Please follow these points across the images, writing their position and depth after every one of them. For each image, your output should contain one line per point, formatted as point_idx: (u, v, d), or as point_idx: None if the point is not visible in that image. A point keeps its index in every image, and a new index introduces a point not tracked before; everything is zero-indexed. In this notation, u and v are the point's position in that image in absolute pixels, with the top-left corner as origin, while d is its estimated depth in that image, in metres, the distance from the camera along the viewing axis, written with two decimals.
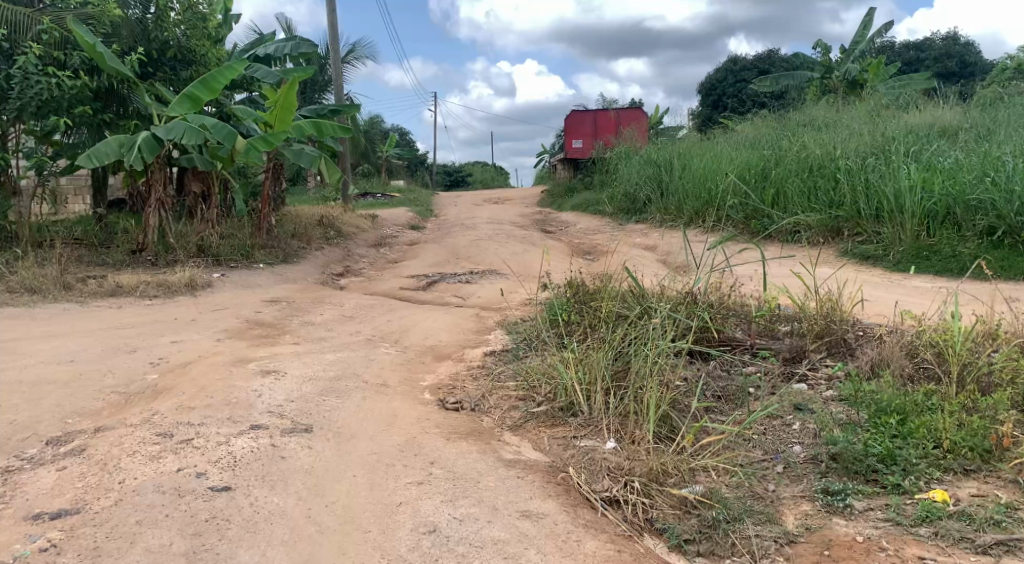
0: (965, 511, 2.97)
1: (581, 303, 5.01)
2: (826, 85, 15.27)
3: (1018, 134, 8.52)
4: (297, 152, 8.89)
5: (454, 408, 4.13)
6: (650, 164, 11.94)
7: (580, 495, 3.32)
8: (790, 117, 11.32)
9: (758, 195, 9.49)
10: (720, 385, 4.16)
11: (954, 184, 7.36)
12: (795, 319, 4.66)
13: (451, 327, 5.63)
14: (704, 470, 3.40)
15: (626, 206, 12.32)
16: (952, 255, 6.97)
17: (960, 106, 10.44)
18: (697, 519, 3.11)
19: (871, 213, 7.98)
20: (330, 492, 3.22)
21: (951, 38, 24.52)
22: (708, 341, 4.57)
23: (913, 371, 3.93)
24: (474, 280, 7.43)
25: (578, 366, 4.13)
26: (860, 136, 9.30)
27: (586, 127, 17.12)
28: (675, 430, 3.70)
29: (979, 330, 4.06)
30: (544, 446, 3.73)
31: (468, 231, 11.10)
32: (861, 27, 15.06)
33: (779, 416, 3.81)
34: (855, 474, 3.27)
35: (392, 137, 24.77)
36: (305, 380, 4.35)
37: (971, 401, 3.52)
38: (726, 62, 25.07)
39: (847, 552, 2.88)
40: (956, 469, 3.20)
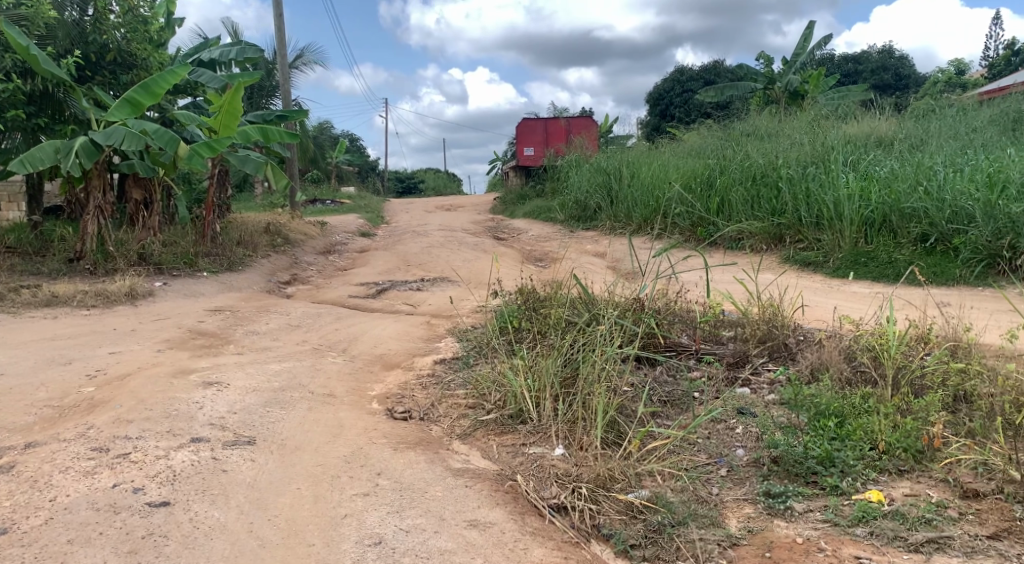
0: (898, 511, 3.05)
1: (530, 309, 5.03)
2: (769, 96, 15.67)
3: (949, 146, 8.86)
4: (243, 158, 8.75)
5: (402, 418, 4.10)
6: (600, 171, 12.07)
7: (527, 502, 3.34)
8: (734, 127, 11.57)
9: (704, 203, 9.68)
10: (666, 390, 4.22)
11: (890, 193, 7.63)
12: (738, 324, 4.76)
13: (400, 335, 5.60)
14: (650, 475, 3.44)
15: (576, 213, 12.42)
16: (889, 261, 7.20)
17: (895, 117, 10.81)
18: (643, 524, 3.14)
19: (812, 221, 8.20)
20: (273, 505, 3.17)
21: (887, 52, 25.39)
22: (655, 346, 4.64)
23: (851, 374, 4.04)
24: (425, 288, 7.40)
25: (527, 374, 4.14)
26: (801, 145, 9.56)
27: (537, 135, 17.22)
28: (621, 436, 3.73)
29: (913, 334, 4.20)
30: (492, 454, 3.74)
31: (418, 238, 11.05)
32: (802, 39, 15.50)
33: (722, 420, 3.88)
34: (796, 476, 3.35)
35: (341, 144, 24.53)
36: (249, 391, 4.27)
37: (905, 403, 3.64)
38: (673, 72, 25.49)
39: (788, 553, 2.95)
40: (891, 469, 3.30)
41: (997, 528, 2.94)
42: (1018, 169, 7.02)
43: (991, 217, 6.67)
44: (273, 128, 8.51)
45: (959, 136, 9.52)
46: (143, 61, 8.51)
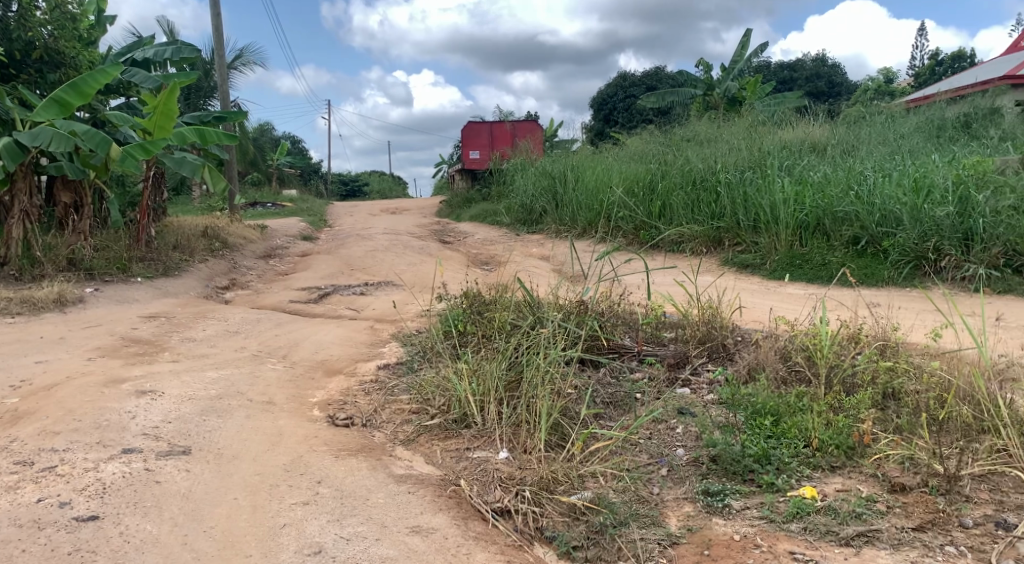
0: (831, 506, 3.14)
1: (475, 313, 5.03)
2: (709, 102, 16.00)
3: (878, 152, 9.21)
4: (179, 160, 8.52)
5: (344, 425, 4.05)
6: (545, 175, 12.14)
7: (471, 507, 3.33)
8: (675, 132, 11.77)
9: (645, 207, 9.83)
10: (608, 391, 4.26)
11: (824, 197, 7.88)
12: (678, 326, 4.85)
13: (343, 341, 5.53)
14: (593, 476, 3.47)
15: (522, 217, 12.47)
16: (822, 264, 7.41)
17: (828, 124, 11.17)
18: (586, 526, 3.17)
19: (749, 224, 8.40)
20: (207, 517, 3.10)
21: (821, 60, 26.20)
22: (598, 348, 4.69)
23: (786, 373, 4.15)
24: (369, 292, 7.32)
25: (472, 378, 4.12)
26: (739, 150, 9.79)
27: (482, 138, 17.16)
28: (565, 438, 3.76)
29: (845, 334, 4.34)
30: (436, 460, 3.72)
31: (363, 242, 10.94)
32: (739, 47, 15.89)
33: (663, 420, 3.94)
34: (734, 474, 3.42)
35: (283, 146, 24.14)
36: (185, 400, 4.16)
37: (836, 401, 3.75)
38: (616, 78, 25.84)
39: (725, 551, 3.00)
40: (824, 466, 3.40)
41: (922, 520, 3.04)
42: (942, 174, 7.32)
43: (917, 221, 6.94)
44: (210, 130, 8.32)
45: (888, 141, 9.89)
46: (72, 60, 8.24)
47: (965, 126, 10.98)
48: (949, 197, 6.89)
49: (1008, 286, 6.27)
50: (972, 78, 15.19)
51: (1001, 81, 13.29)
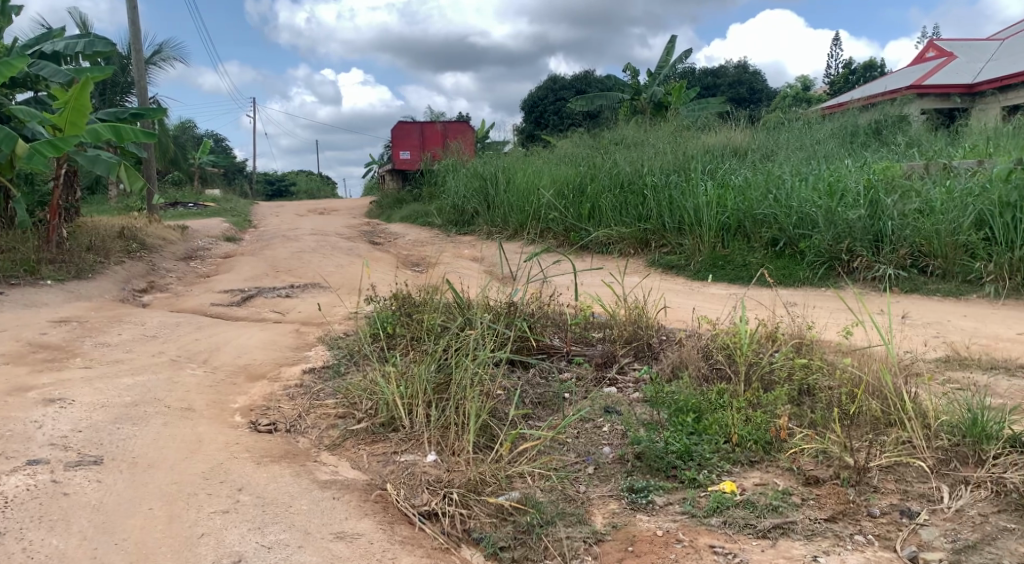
0: (749, 499, 3.22)
1: (405, 314, 4.99)
2: (636, 106, 16.29)
3: (795, 157, 9.56)
4: (93, 158, 8.19)
5: (267, 430, 3.96)
6: (476, 176, 12.14)
7: (397, 511, 3.30)
8: (603, 136, 11.95)
9: (575, 209, 9.93)
10: (537, 392, 4.29)
11: (745, 200, 8.12)
12: (606, 326, 4.93)
13: (266, 344, 5.40)
14: (520, 476, 3.49)
15: (452, 218, 12.43)
16: (743, 265, 7.64)
17: (748, 129, 11.53)
18: (512, 526, 3.18)
19: (675, 227, 8.59)
20: (120, 528, 2.99)
21: (743, 66, 27.01)
22: (527, 349, 4.71)
23: (708, 371, 4.25)
24: (294, 295, 7.18)
25: (400, 381, 4.08)
26: (664, 153, 9.99)
27: (412, 139, 16.97)
28: (493, 439, 3.77)
29: (763, 333, 4.48)
30: (362, 465, 3.67)
31: (289, 243, 10.72)
32: (665, 53, 16.24)
33: (590, 419, 3.99)
34: (657, 471, 3.48)
35: (206, 144, 23.45)
36: (96, 408, 4.00)
37: (755, 397, 3.87)
38: (546, 81, 26.07)
39: (648, 546, 3.05)
40: (743, 460, 3.50)
41: (834, 511, 3.15)
42: (854, 179, 7.63)
43: (831, 224, 7.21)
44: (127, 127, 8.00)
45: (805, 147, 10.27)
46: None
47: (876, 133, 11.48)
48: (861, 200, 7.18)
49: (914, 286, 6.58)
50: (882, 86, 15.88)
51: (909, 90, 13.92)
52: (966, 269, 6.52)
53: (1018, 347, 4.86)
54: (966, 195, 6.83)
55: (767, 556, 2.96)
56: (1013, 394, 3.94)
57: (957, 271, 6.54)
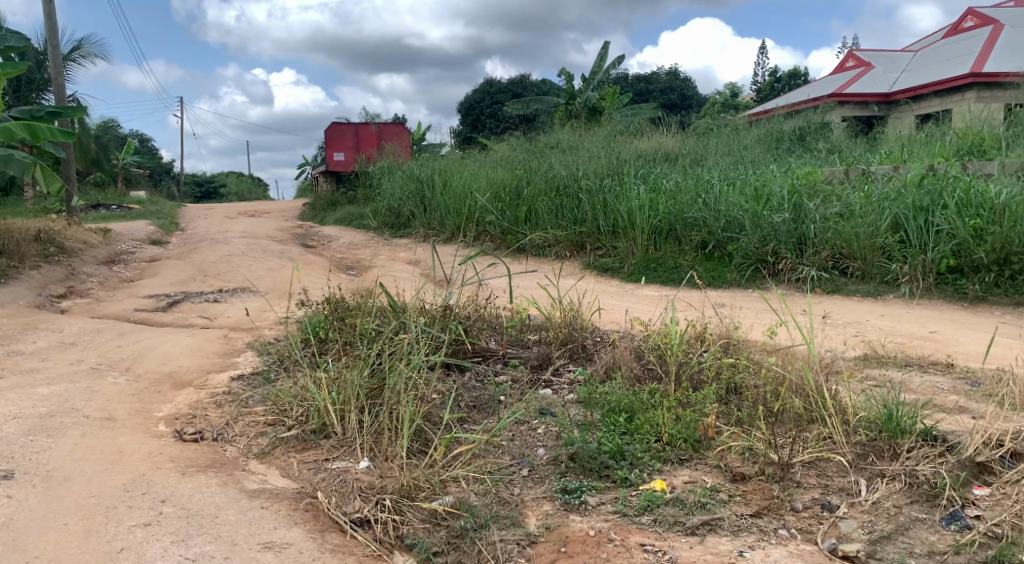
0: (678, 497, 3.29)
1: (338, 319, 4.92)
2: (571, 110, 16.47)
3: (724, 162, 9.81)
4: (6, 158, 7.83)
5: (192, 439, 3.85)
6: (412, 179, 12.05)
7: (329, 519, 3.25)
8: (539, 140, 12.02)
9: (511, 212, 9.96)
10: (473, 395, 4.29)
11: (675, 204, 8.29)
12: (542, 328, 4.97)
13: (193, 351, 5.25)
14: (455, 480, 3.48)
15: (388, 221, 12.31)
16: (675, 267, 7.81)
17: (679, 134, 11.79)
18: (446, 531, 3.17)
19: (609, 230, 8.72)
20: (33, 546, 2.90)
21: (674, 73, 27.64)
22: (462, 352, 4.71)
23: (640, 371, 4.33)
24: (223, 300, 7.00)
25: (331, 387, 4.01)
26: (598, 157, 10.13)
27: (347, 140, 16.71)
28: (427, 444, 3.74)
29: (693, 334, 4.57)
30: (292, 473, 3.60)
31: (217, 246, 10.45)
32: (598, 59, 16.48)
33: (525, 421, 4.01)
34: (590, 471, 3.52)
35: (129, 144, 22.68)
36: (8, 420, 3.84)
37: (685, 397, 3.96)
38: (482, 84, 26.16)
39: (581, 546, 3.07)
40: (673, 459, 3.57)
41: (759, 506, 3.24)
42: (779, 184, 7.86)
43: (757, 227, 7.42)
44: (43, 126, 7.67)
45: (733, 152, 10.55)
46: None
47: (800, 139, 11.88)
48: (785, 205, 7.42)
49: (835, 286, 6.83)
50: (805, 94, 16.45)
51: (830, 98, 14.44)
52: (883, 270, 6.79)
53: (932, 345, 5.10)
54: (883, 200, 7.08)
55: (696, 552, 3.01)
56: (926, 390, 4.12)
57: (875, 272, 6.81)
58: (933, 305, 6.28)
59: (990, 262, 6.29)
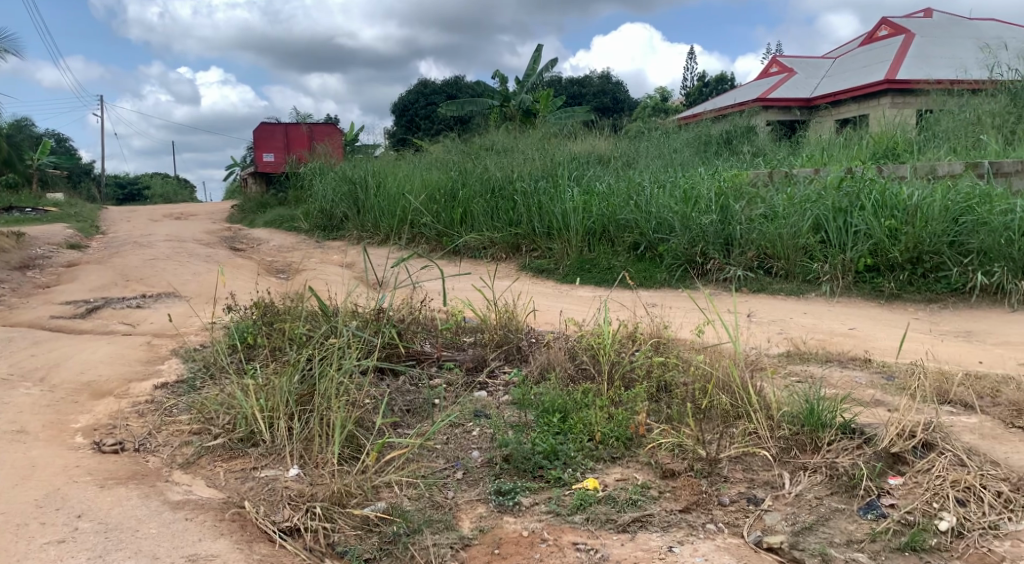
0: (610, 495, 3.33)
1: (268, 324, 4.81)
2: (506, 112, 16.52)
3: (655, 164, 10.00)
4: None
5: (112, 451, 3.71)
6: (344, 180, 11.88)
7: (257, 529, 3.17)
8: (474, 141, 12.01)
9: (447, 213, 9.91)
10: (407, 399, 4.25)
11: (608, 206, 8.41)
12: (477, 330, 4.97)
13: (114, 358, 5.05)
14: (388, 486, 3.45)
15: (320, 223, 12.10)
16: (608, 268, 7.91)
17: (611, 137, 11.96)
18: (378, 537, 3.13)
19: (544, 231, 8.77)
20: None
21: (606, 76, 28.06)
22: (396, 356, 4.66)
23: (574, 371, 4.37)
24: (146, 305, 6.77)
25: (259, 393, 3.91)
26: (533, 159, 10.18)
27: (276, 141, 16.38)
28: (360, 449, 3.68)
29: (626, 334, 4.64)
30: (219, 482, 3.51)
31: (140, 250, 10.11)
32: (531, 62, 16.59)
33: (459, 424, 4.00)
34: (524, 472, 3.53)
35: (45, 145, 21.71)
36: None
37: (618, 396, 4.02)
38: (416, 85, 26.04)
39: (514, 548, 3.07)
40: (606, 457, 3.61)
41: (688, 501, 3.30)
42: (707, 187, 8.03)
43: (687, 228, 7.58)
44: None
45: (663, 155, 10.77)
46: None
47: (727, 142, 12.20)
48: (712, 207, 7.60)
49: (760, 285, 7.03)
50: (732, 99, 16.89)
51: (755, 103, 14.86)
52: (805, 269, 7.02)
53: (851, 341, 5.29)
54: (805, 201, 7.32)
55: (626, 549, 3.05)
56: (845, 385, 4.27)
57: (798, 271, 7.03)
58: (852, 302, 6.53)
59: (904, 261, 6.59)
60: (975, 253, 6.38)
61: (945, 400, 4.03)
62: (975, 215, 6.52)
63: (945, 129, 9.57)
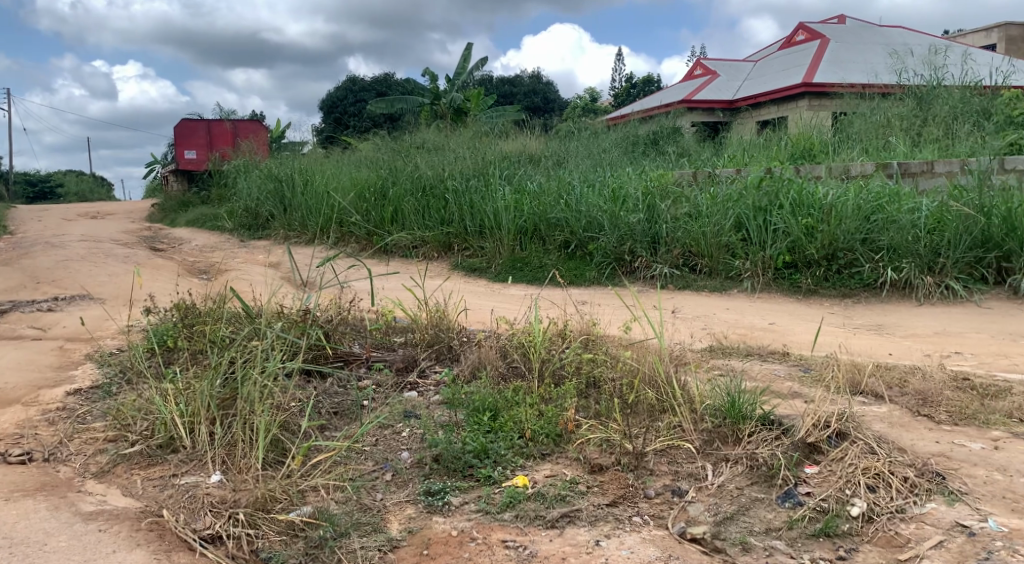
0: (539, 492, 3.35)
1: (189, 327, 4.67)
2: (436, 111, 16.43)
3: (584, 164, 10.12)
4: None
5: (19, 462, 3.55)
6: (270, 178, 11.61)
7: (176, 537, 3.07)
8: (404, 139, 11.90)
9: (377, 212, 9.77)
10: (334, 401, 4.18)
11: (539, 205, 8.46)
12: (408, 330, 4.94)
13: (22, 365, 4.81)
14: (314, 490, 3.38)
15: (245, 222, 11.80)
16: (540, 266, 7.97)
17: (542, 136, 12.05)
18: (304, 542, 3.07)
19: (476, 230, 8.76)
20: None
21: (537, 76, 28.28)
22: (324, 358, 4.58)
23: (505, 370, 4.39)
24: (59, 308, 6.46)
25: (180, 398, 3.78)
26: (464, 157, 10.15)
27: (199, 137, 15.87)
28: (285, 453, 3.60)
29: (556, 331, 4.68)
30: (136, 491, 3.38)
31: (52, 250, 9.66)
32: (461, 60, 16.56)
33: (388, 425, 3.96)
34: (454, 472, 3.52)
35: None
36: None
37: (548, 393, 4.05)
38: (345, 82, 25.70)
39: (443, 548, 3.05)
40: (536, 454, 3.63)
41: (615, 495, 3.35)
42: (634, 187, 8.16)
43: (615, 227, 7.70)
44: None
45: (592, 155, 10.91)
46: None
47: (654, 143, 12.44)
48: (640, 206, 7.72)
49: (686, 282, 7.19)
50: (658, 100, 17.23)
51: (680, 104, 15.19)
52: (728, 266, 7.21)
53: (770, 335, 5.48)
54: (727, 201, 7.51)
55: (555, 545, 3.07)
56: (764, 377, 4.42)
57: (721, 268, 7.23)
58: (772, 298, 6.75)
59: (820, 258, 6.84)
60: (884, 250, 6.68)
61: (857, 391, 4.21)
62: (885, 214, 6.82)
63: (858, 130, 9.98)
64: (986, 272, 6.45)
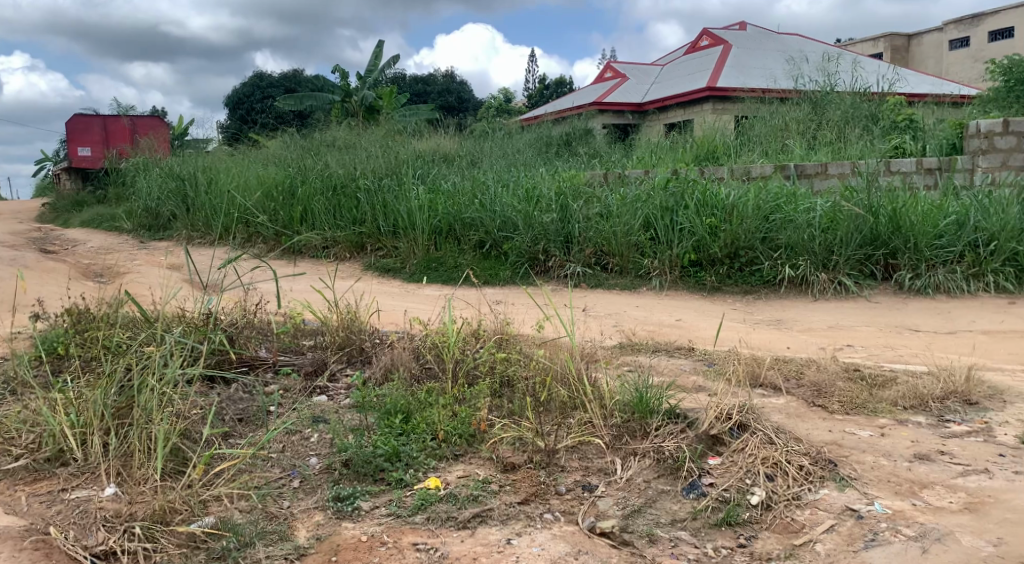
0: (452, 493, 3.34)
1: (82, 333, 4.43)
2: (347, 109, 16.15)
3: (497, 164, 10.13)
4: None
5: None
6: (172, 177, 11.16)
7: (65, 555, 2.91)
8: (314, 137, 11.64)
9: (286, 212, 9.51)
10: (240, 407, 4.05)
11: (453, 205, 8.44)
12: (318, 333, 4.83)
13: None
14: (217, 499, 3.26)
15: (146, 222, 11.31)
16: (454, 266, 7.94)
17: (455, 136, 12.01)
18: (205, 554, 2.96)
19: (389, 230, 8.65)
20: None
21: (450, 76, 28.24)
22: (228, 363, 4.42)
23: (418, 371, 4.35)
24: None
25: (70, 408, 3.58)
26: (376, 156, 10.00)
27: (92, 134, 15.09)
28: (186, 462, 3.46)
29: (469, 331, 4.67)
30: (20, 509, 3.19)
31: None
32: (372, 58, 16.33)
33: (297, 431, 3.86)
34: (365, 476, 3.46)
35: None
36: None
37: (461, 394, 4.04)
38: (252, 78, 24.99)
39: (352, 553, 2.99)
40: (448, 455, 3.62)
41: (527, 493, 3.37)
42: (547, 187, 8.23)
43: (529, 227, 7.75)
44: None
45: (505, 155, 10.94)
46: None
47: (567, 144, 12.60)
48: (553, 206, 7.79)
49: (597, 281, 7.32)
50: (570, 102, 17.46)
51: (591, 106, 15.43)
52: (637, 265, 7.37)
53: (677, 331, 5.65)
54: (636, 200, 7.65)
55: (466, 545, 3.06)
56: (671, 372, 4.54)
57: (631, 267, 7.39)
58: (679, 295, 6.95)
59: (723, 256, 7.07)
60: (783, 248, 6.96)
61: (757, 384, 4.37)
62: (783, 213, 7.11)
63: (758, 133, 10.37)
64: (874, 268, 6.81)
